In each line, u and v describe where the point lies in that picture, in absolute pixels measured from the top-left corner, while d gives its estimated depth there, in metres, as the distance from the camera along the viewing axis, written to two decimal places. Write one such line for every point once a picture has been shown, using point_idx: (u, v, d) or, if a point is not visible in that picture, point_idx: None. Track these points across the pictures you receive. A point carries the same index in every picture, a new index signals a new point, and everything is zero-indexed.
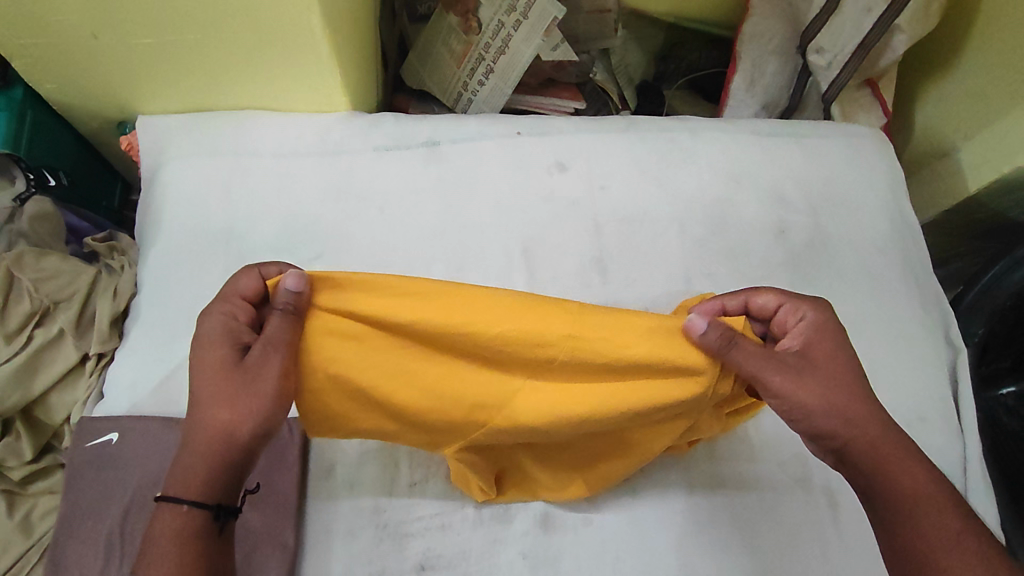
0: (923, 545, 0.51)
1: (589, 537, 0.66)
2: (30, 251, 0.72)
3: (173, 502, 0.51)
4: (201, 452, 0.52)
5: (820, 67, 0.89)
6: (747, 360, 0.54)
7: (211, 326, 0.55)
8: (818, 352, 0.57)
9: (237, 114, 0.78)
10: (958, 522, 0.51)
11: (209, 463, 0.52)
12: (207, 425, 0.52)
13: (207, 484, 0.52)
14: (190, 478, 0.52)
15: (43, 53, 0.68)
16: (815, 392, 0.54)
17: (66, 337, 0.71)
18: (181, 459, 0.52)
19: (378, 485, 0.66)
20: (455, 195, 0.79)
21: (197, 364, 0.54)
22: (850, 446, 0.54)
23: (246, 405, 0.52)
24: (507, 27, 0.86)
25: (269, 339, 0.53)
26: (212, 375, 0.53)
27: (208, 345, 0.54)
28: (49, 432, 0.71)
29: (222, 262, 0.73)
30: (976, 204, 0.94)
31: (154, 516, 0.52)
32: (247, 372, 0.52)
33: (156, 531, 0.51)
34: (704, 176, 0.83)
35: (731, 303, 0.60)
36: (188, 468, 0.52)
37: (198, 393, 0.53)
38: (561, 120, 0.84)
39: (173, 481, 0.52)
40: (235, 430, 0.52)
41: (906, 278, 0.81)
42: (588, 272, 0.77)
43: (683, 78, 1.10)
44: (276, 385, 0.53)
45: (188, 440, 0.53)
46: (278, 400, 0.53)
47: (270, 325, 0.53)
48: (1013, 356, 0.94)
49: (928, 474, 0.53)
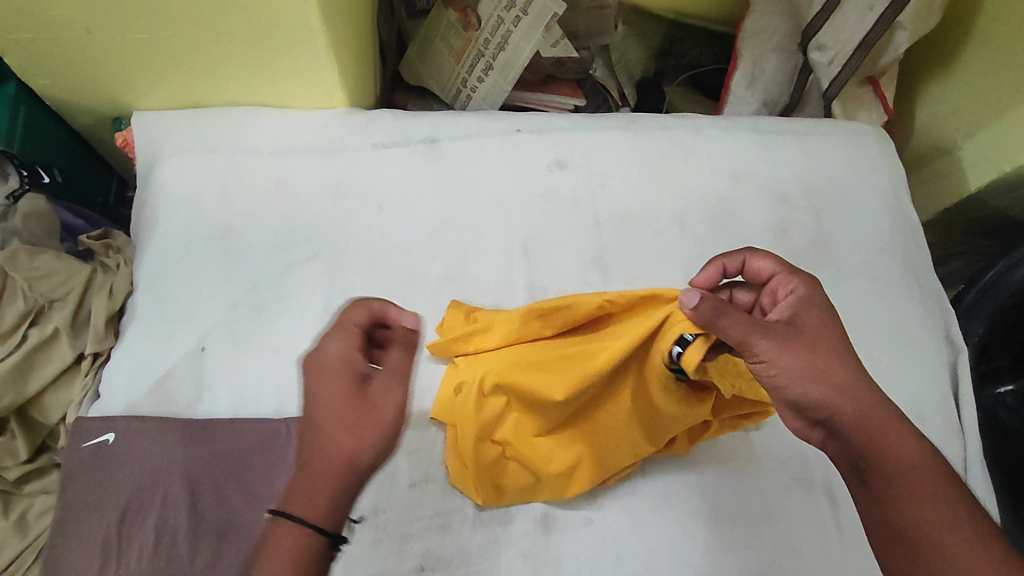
0: (915, 522, 0.49)
1: (590, 537, 0.65)
2: (23, 249, 0.70)
3: (296, 520, 0.46)
4: (321, 476, 0.48)
5: (821, 64, 0.88)
6: (734, 327, 0.53)
7: (330, 355, 0.54)
8: (805, 321, 0.55)
9: (233, 110, 0.77)
10: (953, 495, 0.49)
11: (332, 483, 0.48)
12: (328, 451, 0.49)
13: (330, 508, 0.47)
14: (311, 497, 0.47)
15: (37, 48, 0.68)
16: (801, 357, 0.52)
17: (61, 337, 0.70)
18: (298, 482, 0.48)
19: (377, 485, 0.65)
20: (454, 193, 0.78)
21: (314, 390, 0.52)
22: (839, 417, 0.52)
23: (369, 428, 0.50)
24: (507, 23, 0.85)
25: (394, 368, 0.53)
26: (337, 400, 0.51)
27: (331, 369, 0.53)
28: (44, 432, 0.70)
29: (219, 260, 0.73)
30: (977, 202, 0.94)
31: (268, 532, 0.47)
32: (370, 398, 0.51)
33: (269, 550, 0.46)
34: (705, 174, 0.82)
35: (729, 262, 0.62)
36: (312, 490, 0.47)
37: (317, 417, 0.50)
38: (561, 117, 0.84)
39: (291, 499, 0.47)
40: (358, 457, 0.49)
41: (907, 277, 0.80)
42: (588, 271, 0.76)
43: (683, 74, 1.11)
44: (394, 413, 0.51)
45: (304, 458, 0.49)
46: (395, 430, 0.51)
47: (391, 357, 0.54)
48: (1013, 355, 0.93)
49: (920, 447, 0.51)
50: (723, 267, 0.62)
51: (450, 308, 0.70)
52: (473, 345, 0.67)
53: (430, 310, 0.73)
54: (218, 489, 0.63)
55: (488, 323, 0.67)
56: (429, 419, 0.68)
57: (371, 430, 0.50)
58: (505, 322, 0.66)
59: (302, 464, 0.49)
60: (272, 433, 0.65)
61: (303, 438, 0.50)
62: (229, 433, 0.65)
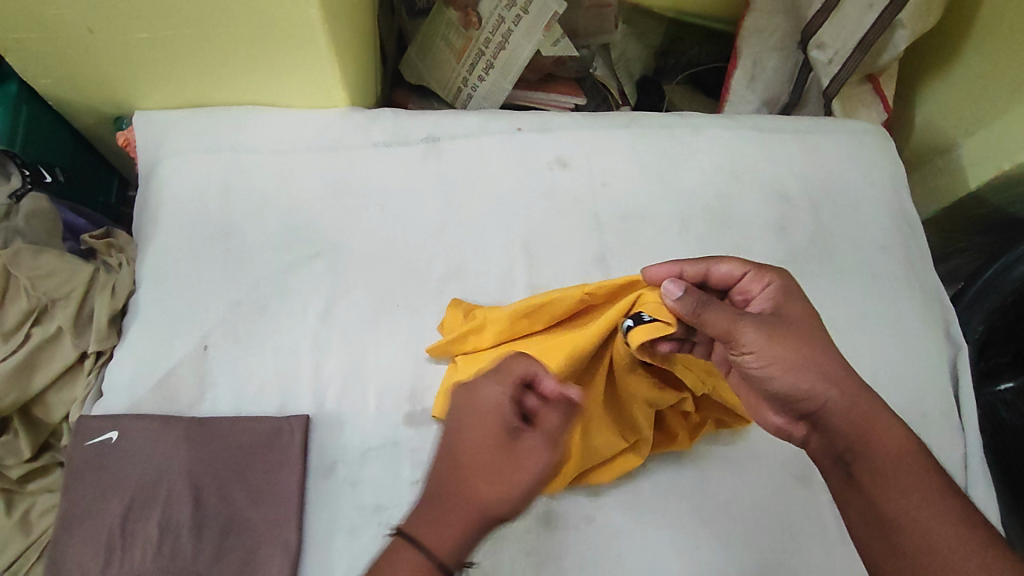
0: (901, 507, 0.50)
1: (592, 534, 0.65)
2: (26, 248, 0.70)
3: (422, 549, 0.49)
4: (455, 516, 0.50)
5: (822, 63, 0.89)
6: (721, 318, 0.54)
7: (486, 398, 0.53)
8: (789, 312, 0.57)
9: (235, 109, 0.78)
10: (939, 480, 0.50)
11: (463, 529, 0.49)
12: (468, 495, 0.50)
13: (456, 548, 0.49)
14: (441, 533, 0.49)
15: (39, 48, 0.68)
16: (789, 347, 0.54)
17: (64, 336, 0.70)
18: (431, 515, 0.50)
19: (380, 483, 0.66)
20: (455, 191, 0.78)
21: (465, 430, 0.52)
22: (827, 406, 0.53)
23: (510, 486, 0.50)
24: (507, 22, 0.85)
25: (547, 430, 0.52)
26: (487, 449, 0.51)
27: (488, 413, 0.52)
28: (47, 431, 0.70)
29: (221, 259, 0.73)
30: (976, 200, 0.94)
31: (394, 549, 0.50)
32: (518, 452, 0.51)
33: (393, 569, 0.48)
34: (706, 172, 0.82)
35: (691, 269, 0.60)
36: (443, 525, 0.49)
37: (464, 459, 0.51)
38: (562, 116, 0.84)
39: (422, 529, 0.50)
40: (491, 508, 0.50)
41: (907, 274, 0.80)
42: (589, 269, 0.76)
43: (682, 73, 1.11)
44: (536, 474, 0.50)
45: (443, 493, 0.51)
46: (534, 489, 0.51)
47: (547, 417, 0.53)
48: (1012, 351, 0.93)
49: (904, 433, 0.52)
50: (683, 274, 0.60)
51: (449, 309, 0.71)
52: (471, 344, 0.68)
53: (431, 308, 0.73)
54: (221, 487, 0.63)
55: (483, 320, 0.68)
56: (431, 416, 0.68)
57: (512, 484, 0.50)
58: (499, 319, 0.67)
59: (439, 500, 0.51)
60: (275, 430, 0.65)
61: (448, 474, 0.51)
62: (232, 431, 0.65)
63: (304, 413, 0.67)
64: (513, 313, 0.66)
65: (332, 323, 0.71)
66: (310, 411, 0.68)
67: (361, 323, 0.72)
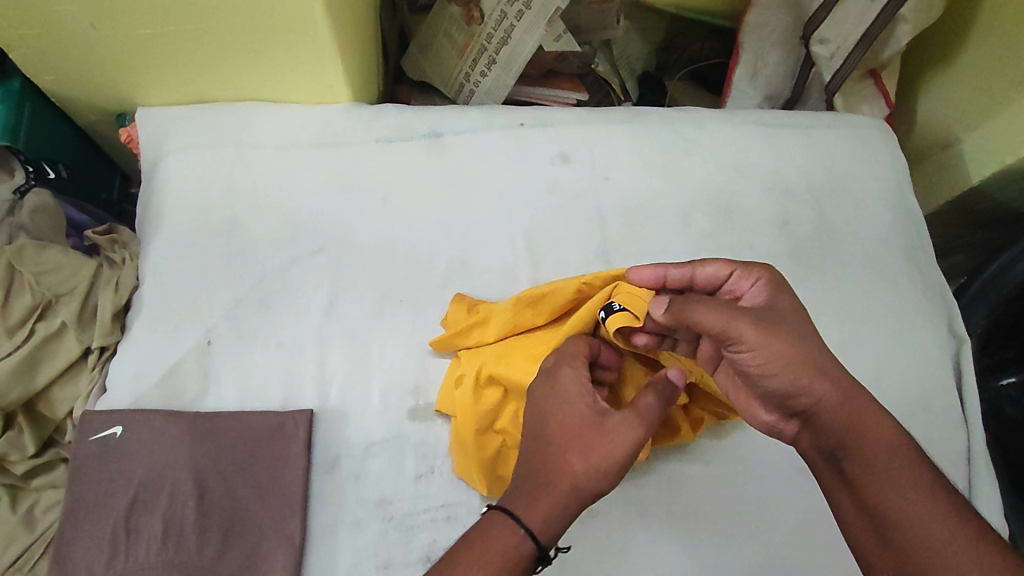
0: (892, 503, 0.50)
1: (595, 528, 0.65)
2: (30, 244, 0.71)
3: (513, 521, 0.50)
4: (547, 491, 0.51)
5: (824, 58, 0.89)
6: (712, 317, 0.53)
7: (570, 382, 0.55)
8: (782, 307, 0.56)
9: (237, 106, 0.78)
10: (930, 475, 0.50)
11: (558, 501, 0.51)
12: (558, 471, 0.52)
13: (548, 522, 0.51)
14: (533, 507, 0.51)
15: (43, 44, 0.68)
16: (784, 342, 0.53)
17: (68, 331, 0.70)
18: (522, 489, 0.52)
19: (384, 478, 0.66)
20: (458, 186, 0.78)
21: (550, 410, 0.54)
22: (822, 401, 0.53)
23: (603, 458, 0.51)
24: (510, 17, 0.85)
25: (640, 411, 0.53)
26: (575, 424, 0.53)
27: (572, 396, 0.54)
28: (51, 426, 0.70)
29: (224, 254, 0.73)
30: (978, 194, 0.94)
31: (486, 522, 0.51)
32: (606, 431, 0.52)
33: (484, 539, 0.50)
34: (708, 167, 0.82)
35: (674, 273, 0.60)
36: (536, 499, 0.51)
37: (552, 437, 0.53)
38: (564, 111, 0.84)
39: (515, 502, 0.52)
40: (581, 485, 0.51)
41: (909, 268, 0.81)
42: (591, 263, 0.77)
43: (684, 69, 1.10)
44: (627, 454, 0.52)
45: (534, 469, 0.53)
46: (623, 468, 0.52)
47: (642, 400, 0.53)
48: (1017, 347, 0.93)
49: (896, 429, 0.52)
50: (665, 277, 0.60)
51: (453, 303, 0.71)
52: (474, 339, 0.68)
53: (434, 303, 0.73)
54: (225, 482, 0.63)
55: (487, 314, 0.68)
56: (434, 411, 0.69)
57: (602, 461, 0.51)
58: (502, 312, 0.67)
59: (531, 476, 0.53)
60: (279, 426, 0.66)
61: (537, 452, 0.54)
62: (236, 426, 0.65)
63: (307, 407, 0.67)
64: (513, 305, 0.66)
65: (335, 319, 0.71)
66: (313, 406, 0.68)
67: (364, 319, 0.72)
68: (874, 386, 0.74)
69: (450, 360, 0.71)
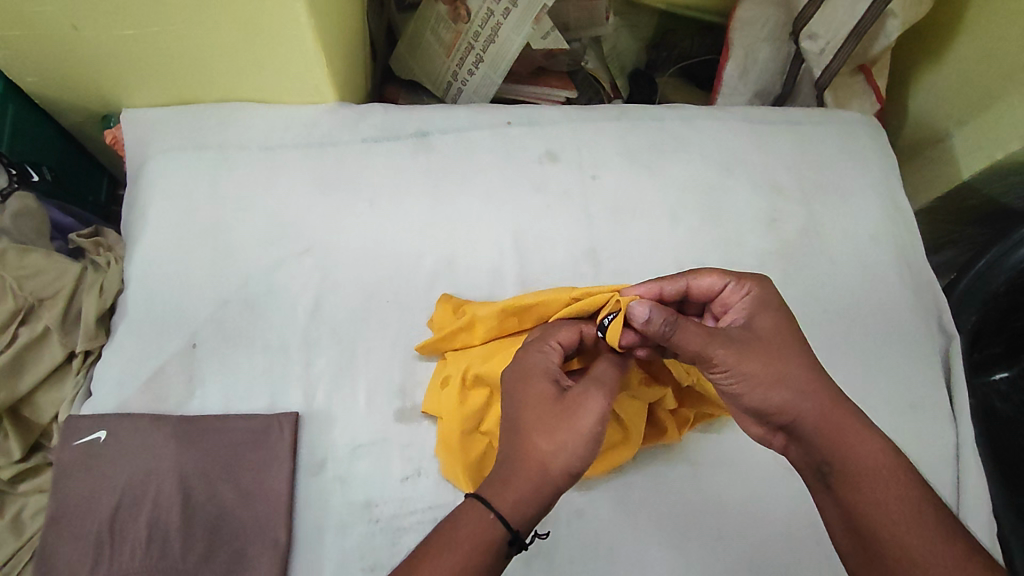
0: (882, 524, 0.49)
1: (582, 529, 0.65)
2: (12, 249, 0.70)
3: (484, 506, 0.50)
4: (517, 473, 0.51)
5: (813, 53, 0.89)
6: (690, 339, 0.52)
7: (531, 364, 0.57)
8: (762, 325, 0.56)
9: (223, 106, 0.77)
10: (917, 493, 0.50)
11: (528, 484, 0.50)
12: (527, 453, 0.51)
13: (519, 505, 0.50)
14: (503, 490, 0.50)
15: (24, 45, 0.67)
16: (759, 364, 0.53)
17: (52, 335, 0.70)
18: (494, 475, 0.52)
19: (370, 480, 0.65)
20: (445, 186, 0.78)
21: (516, 394, 0.55)
22: (802, 419, 0.53)
23: (570, 436, 0.51)
24: (496, 15, 0.84)
25: (596, 379, 0.55)
26: (542, 404, 0.53)
27: (533, 375, 0.56)
28: (37, 431, 0.70)
29: (210, 256, 0.73)
30: (970, 189, 0.94)
31: (459, 512, 0.50)
32: (568, 405, 0.52)
33: (457, 527, 0.49)
34: (696, 164, 0.82)
35: (669, 289, 0.60)
36: (506, 481, 0.51)
37: (519, 419, 0.53)
38: (552, 109, 0.83)
39: (485, 487, 0.51)
40: (549, 463, 0.51)
41: (899, 265, 0.80)
42: (580, 263, 0.76)
43: (675, 65, 1.10)
44: (594, 424, 0.51)
45: (506, 455, 0.52)
46: (592, 441, 0.51)
47: (597, 368, 0.56)
48: (1006, 342, 0.93)
49: (883, 445, 0.52)
50: (661, 292, 0.60)
51: (439, 304, 0.70)
52: (461, 342, 0.68)
53: (421, 305, 0.73)
54: (210, 485, 0.63)
55: (471, 318, 0.67)
56: (421, 412, 0.68)
57: (569, 436, 0.51)
58: (487, 316, 0.66)
59: (502, 461, 0.52)
60: (264, 428, 0.65)
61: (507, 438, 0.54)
62: (221, 429, 0.65)
63: (294, 410, 0.67)
64: (498, 311, 0.66)
65: (321, 321, 0.71)
66: (299, 409, 0.68)
67: (350, 320, 0.71)
68: (863, 383, 0.74)
69: (436, 362, 0.71)
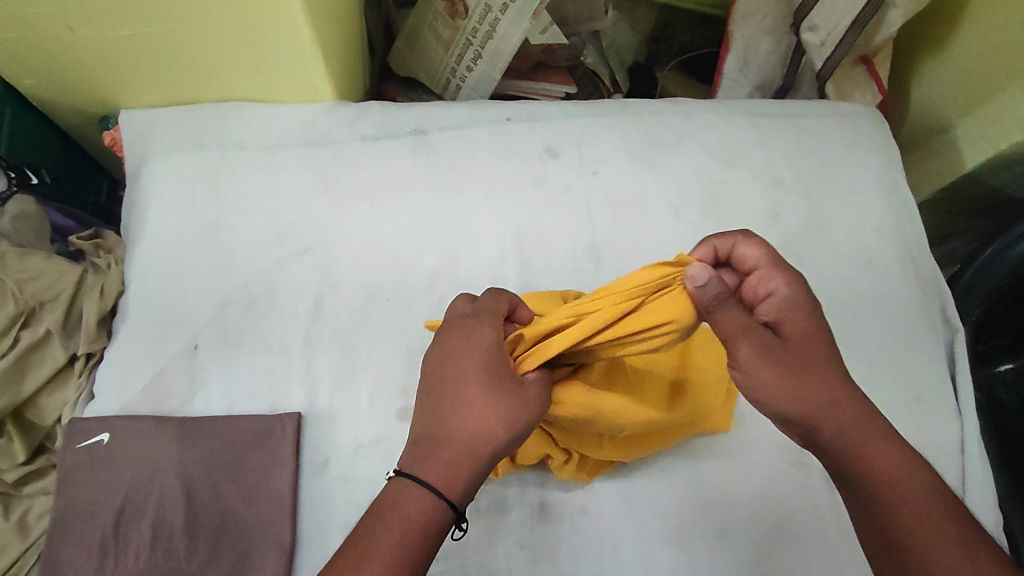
0: (901, 528, 0.46)
1: (587, 527, 0.65)
2: (13, 252, 0.70)
3: (429, 489, 0.47)
4: (464, 454, 0.49)
5: (814, 45, 0.88)
6: (728, 323, 0.52)
7: (472, 337, 0.53)
8: (791, 330, 0.54)
9: (222, 107, 0.77)
10: (940, 502, 0.47)
11: (470, 465, 0.49)
12: (468, 432, 0.49)
13: (463, 487, 0.48)
14: (452, 473, 0.48)
15: (20, 47, 0.67)
16: (781, 372, 0.51)
17: (54, 338, 0.69)
18: (437, 457, 0.49)
19: (374, 479, 0.65)
20: (444, 182, 0.77)
21: (457, 366, 0.52)
22: (819, 430, 0.51)
23: (512, 416, 0.50)
24: (495, 10, 0.83)
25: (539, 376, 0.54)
26: (483, 381, 0.51)
27: (479, 349, 0.52)
28: (41, 432, 0.70)
29: (209, 256, 0.72)
30: (974, 179, 0.93)
31: (397, 494, 0.48)
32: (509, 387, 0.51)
33: (401, 511, 0.47)
34: (697, 158, 0.81)
35: (720, 244, 0.57)
36: (454, 464, 0.48)
37: (461, 393, 0.51)
38: (550, 105, 0.83)
39: (430, 471, 0.48)
40: (492, 441, 0.49)
41: (902, 258, 0.80)
42: (581, 260, 0.76)
43: (675, 59, 1.10)
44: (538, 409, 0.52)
45: (448, 435, 0.50)
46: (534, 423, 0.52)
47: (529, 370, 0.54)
48: (1011, 333, 0.92)
49: (903, 454, 0.49)
50: (715, 250, 0.57)
51: None
52: None
53: (422, 304, 0.72)
54: (213, 486, 0.63)
55: None
56: None
57: (510, 416, 0.50)
58: None
59: (441, 438, 0.49)
60: (266, 428, 0.65)
61: (444, 415, 0.50)
62: (223, 430, 0.65)
63: (295, 410, 0.67)
64: None
65: (323, 321, 0.71)
66: (302, 409, 0.68)
67: (351, 318, 0.71)
68: (866, 376, 0.74)
69: None
